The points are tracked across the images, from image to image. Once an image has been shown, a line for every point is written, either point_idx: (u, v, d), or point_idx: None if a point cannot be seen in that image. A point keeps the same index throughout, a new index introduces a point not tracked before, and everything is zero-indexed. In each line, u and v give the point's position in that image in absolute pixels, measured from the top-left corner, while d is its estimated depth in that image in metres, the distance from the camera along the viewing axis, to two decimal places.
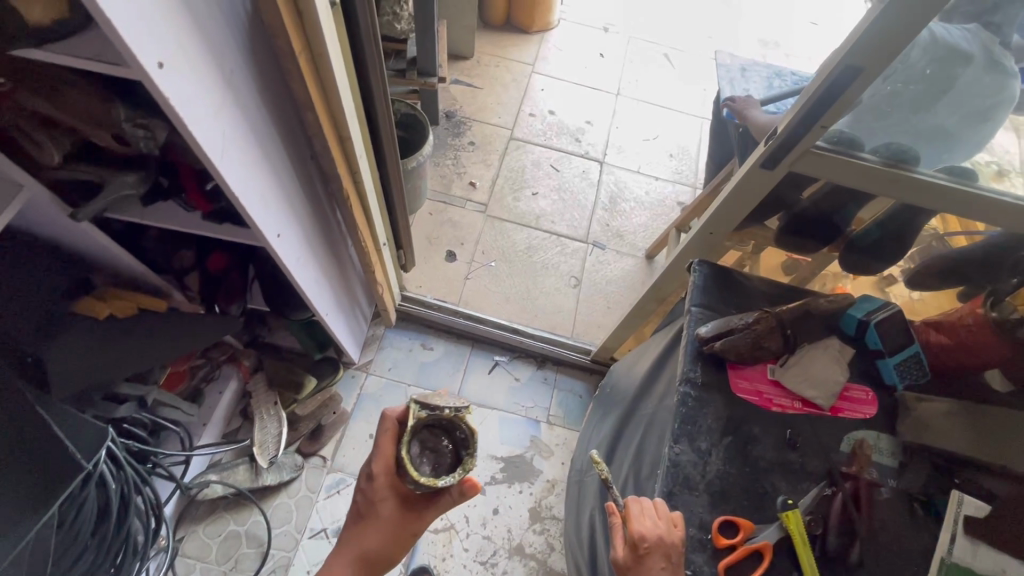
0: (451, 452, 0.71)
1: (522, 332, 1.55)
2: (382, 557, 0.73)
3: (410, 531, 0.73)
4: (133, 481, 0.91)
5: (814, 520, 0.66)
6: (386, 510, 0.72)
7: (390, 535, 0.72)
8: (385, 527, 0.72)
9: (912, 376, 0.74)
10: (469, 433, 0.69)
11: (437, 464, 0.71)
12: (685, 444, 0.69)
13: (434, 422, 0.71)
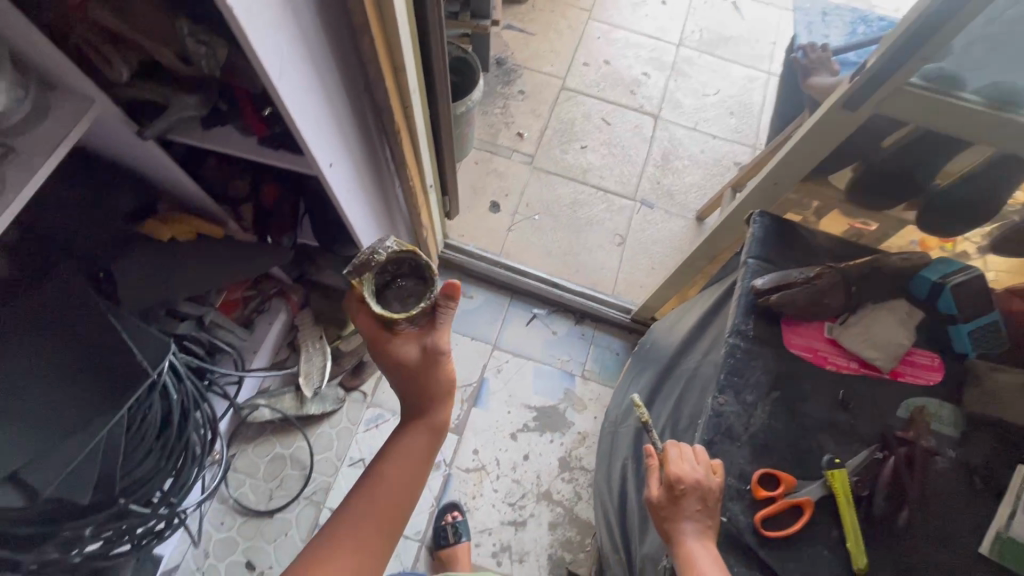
0: (417, 279, 0.73)
1: (562, 286, 1.55)
2: (426, 411, 0.76)
3: (441, 368, 0.74)
4: (193, 395, 0.97)
5: (860, 481, 0.64)
6: (411, 370, 0.75)
7: (429, 374, 0.74)
8: (418, 381, 0.74)
9: (987, 345, 0.69)
10: (391, 244, 0.68)
11: (409, 298, 0.73)
12: (730, 395, 0.68)
13: (381, 278, 0.72)
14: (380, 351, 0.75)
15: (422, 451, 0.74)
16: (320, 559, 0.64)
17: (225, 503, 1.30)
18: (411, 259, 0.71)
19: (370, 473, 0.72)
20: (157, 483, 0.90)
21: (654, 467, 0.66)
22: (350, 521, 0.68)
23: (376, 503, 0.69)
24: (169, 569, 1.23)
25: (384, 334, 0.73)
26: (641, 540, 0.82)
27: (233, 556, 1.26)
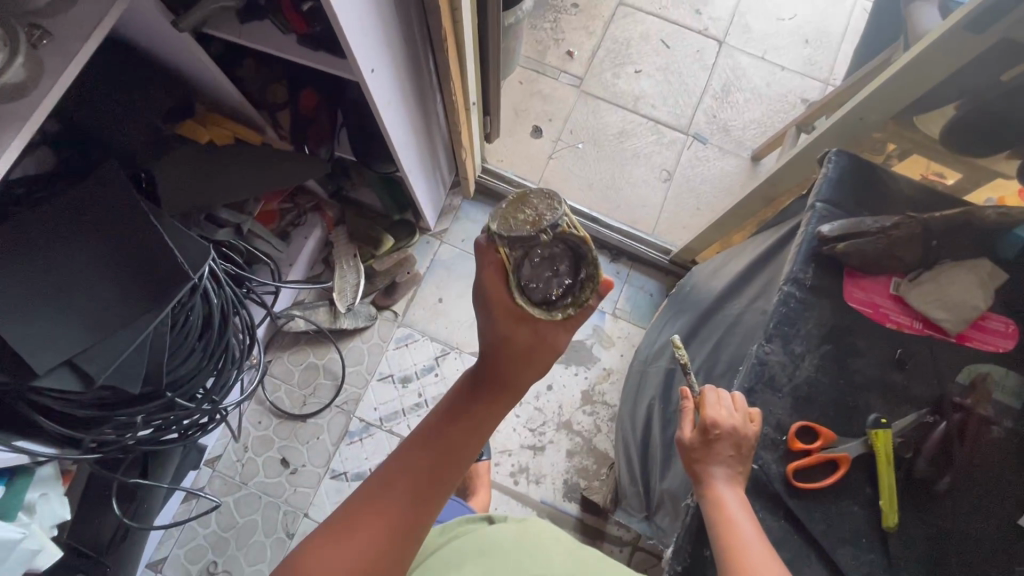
0: (569, 264, 0.68)
1: (600, 222, 1.49)
2: (506, 382, 0.67)
3: (543, 359, 0.67)
4: (232, 301, 0.98)
5: (905, 443, 0.61)
6: (512, 351, 0.66)
7: (527, 355, 0.66)
8: (513, 358, 0.66)
9: None
10: (561, 218, 0.64)
11: (547, 277, 0.67)
12: (777, 344, 0.64)
13: (529, 247, 0.65)
14: (495, 324, 0.66)
15: (488, 424, 0.66)
16: (361, 514, 0.60)
17: (262, 404, 1.38)
18: (573, 242, 0.67)
19: (427, 431, 0.65)
20: (201, 380, 0.94)
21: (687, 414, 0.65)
22: (397, 485, 0.61)
23: (427, 468, 0.63)
24: (213, 458, 1.34)
25: (512, 310, 0.65)
26: (662, 477, 0.83)
27: (270, 453, 1.35)
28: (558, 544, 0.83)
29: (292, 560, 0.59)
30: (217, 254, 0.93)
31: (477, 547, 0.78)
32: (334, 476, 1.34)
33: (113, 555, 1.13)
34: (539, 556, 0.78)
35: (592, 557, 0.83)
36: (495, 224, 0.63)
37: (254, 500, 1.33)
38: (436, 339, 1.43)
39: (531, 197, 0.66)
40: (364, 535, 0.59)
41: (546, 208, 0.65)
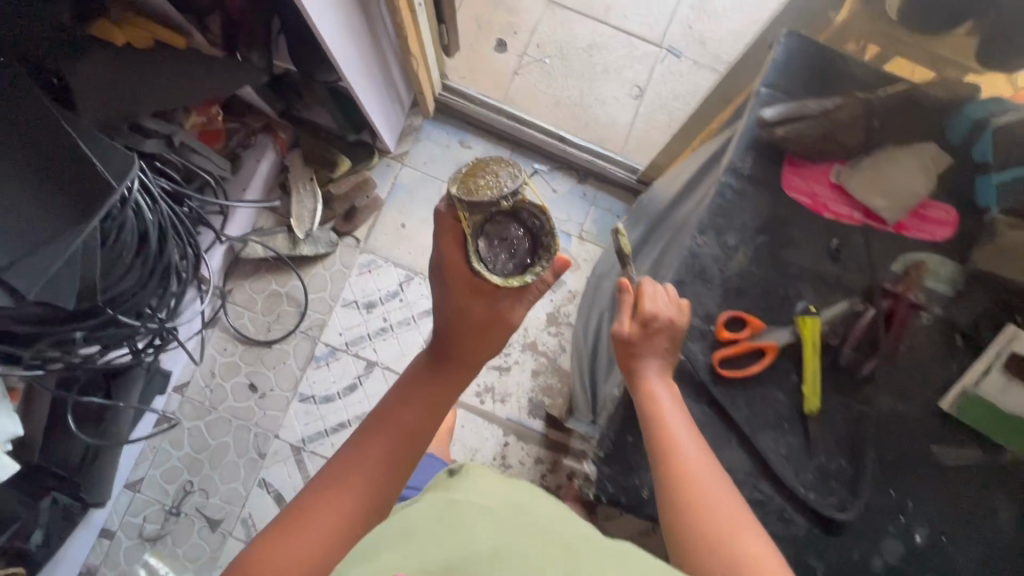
0: (527, 238, 0.69)
1: (567, 141, 1.43)
2: (458, 361, 0.73)
3: (496, 335, 0.74)
4: (170, 217, 0.94)
5: (831, 331, 0.64)
6: (468, 327, 0.72)
7: (479, 330, 0.72)
8: (465, 336, 0.72)
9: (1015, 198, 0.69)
10: (519, 188, 0.65)
11: (508, 249, 0.69)
12: (711, 237, 0.66)
13: (491, 215, 0.67)
14: (454, 298, 0.71)
15: (442, 403, 0.72)
16: (319, 500, 0.62)
17: (226, 332, 1.38)
18: (532, 214, 0.68)
19: (382, 413, 0.70)
20: (145, 297, 0.92)
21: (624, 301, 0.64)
22: (353, 469, 0.64)
23: (387, 445, 0.67)
24: (181, 385, 1.36)
25: (469, 282, 0.69)
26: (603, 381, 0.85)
27: (237, 378, 1.37)
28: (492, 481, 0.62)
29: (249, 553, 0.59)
30: (138, 160, 0.87)
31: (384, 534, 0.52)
32: (303, 400, 1.36)
33: (85, 474, 1.18)
34: (467, 511, 0.53)
35: (548, 504, 0.60)
36: (453, 187, 0.65)
37: (226, 423, 1.36)
38: (399, 266, 1.40)
39: (491, 162, 0.67)
40: (322, 521, 0.60)
41: (506, 174, 0.66)
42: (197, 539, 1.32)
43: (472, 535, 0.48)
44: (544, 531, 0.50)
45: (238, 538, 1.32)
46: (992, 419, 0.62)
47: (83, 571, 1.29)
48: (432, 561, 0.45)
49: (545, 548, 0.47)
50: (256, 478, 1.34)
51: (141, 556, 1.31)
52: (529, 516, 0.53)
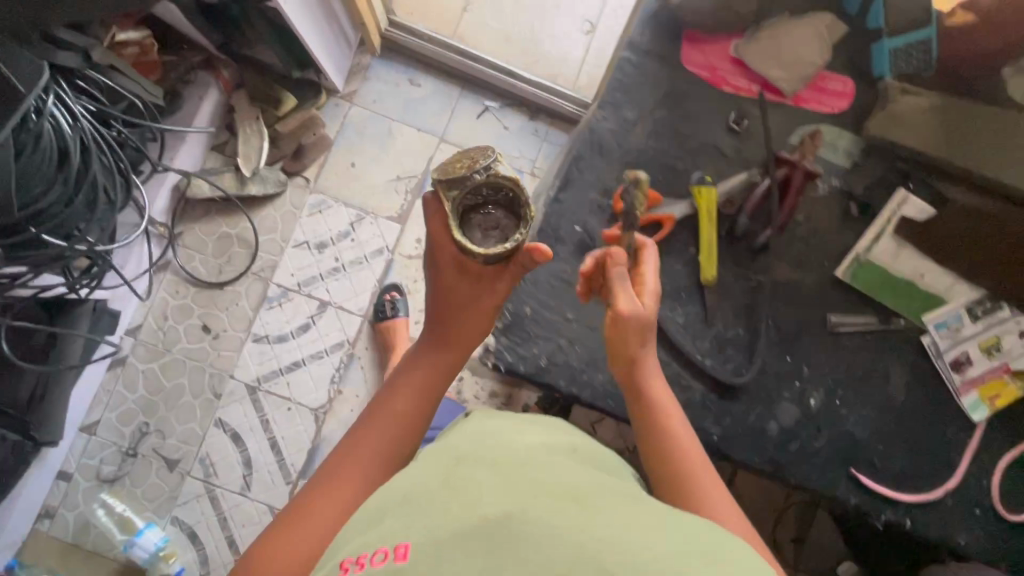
0: (508, 213, 0.75)
1: (517, 76, 1.41)
2: (441, 352, 0.81)
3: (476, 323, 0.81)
4: (93, 135, 0.93)
5: (726, 201, 0.91)
6: (451, 311, 0.81)
7: (459, 319, 0.81)
8: (447, 328, 0.81)
9: (894, 62, 0.94)
10: (490, 160, 0.71)
11: (493, 230, 0.75)
12: (612, 115, 0.94)
13: (471, 196, 0.74)
14: (441, 280, 0.80)
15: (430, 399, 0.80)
16: (318, 494, 0.68)
17: (178, 275, 1.37)
18: (508, 189, 0.72)
19: (372, 412, 0.77)
20: (71, 216, 0.91)
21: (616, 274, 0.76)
22: (349, 461, 0.71)
23: (378, 437, 0.73)
24: (134, 327, 1.36)
25: (458, 260, 0.78)
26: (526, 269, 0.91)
27: (190, 320, 1.36)
28: (504, 435, 0.67)
29: (253, 553, 0.63)
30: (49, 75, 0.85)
31: (397, 506, 0.55)
32: (256, 340, 1.37)
33: (36, 413, 1.16)
34: (476, 477, 0.56)
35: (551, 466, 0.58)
36: (434, 173, 0.72)
37: (180, 365, 1.36)
38: (350, 206, 1.40)
39: (468, 152, 0.74)
40: (322, 509, 0.66)
41: (481, 156, 0.72)
42: (155, 478, 1.33)
43: (483, 501, 0.51)
44: (554, 485, 0.54)
45: (196, 477, 1.33)
46: (876, 277, 0.91)
47: (43, 511, 1.31)
48: (449, 529, 0.48)
49: (554, 504, 0.50)
50: (212, 419, 1.35)
51: (98, 496, 1.32)
52: (541, 473, 0.57)
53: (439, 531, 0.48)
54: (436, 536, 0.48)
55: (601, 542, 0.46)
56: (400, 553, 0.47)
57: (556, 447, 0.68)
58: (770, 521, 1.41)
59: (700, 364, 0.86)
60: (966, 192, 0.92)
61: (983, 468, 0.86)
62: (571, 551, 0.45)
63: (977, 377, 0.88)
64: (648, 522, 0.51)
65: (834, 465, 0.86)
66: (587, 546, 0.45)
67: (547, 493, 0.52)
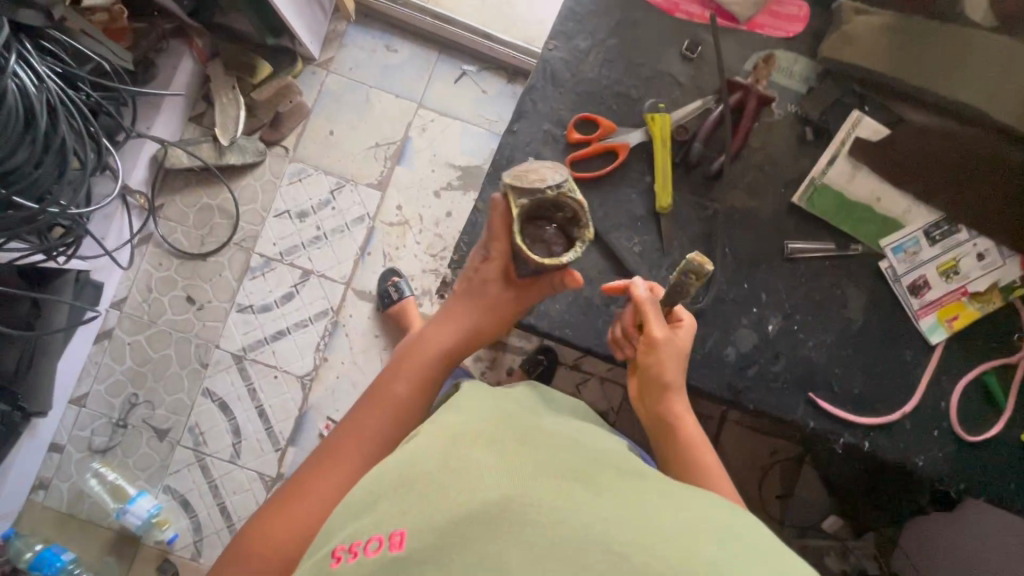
0: (564, 231, 0.71)
1: (494, 39, 1.40)
2: (448, 334, 0.81)
3: (495, 319, 0.82)
4: (60, 96, 0.93)
5: (683, 129, 0.89)
6: (473, 304, 0.82)
7: (476, 310, 0.81)
8: (465, 319, 0.82)
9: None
10: (562, 180, 0.66)
11: (547, 245, 0.72)
12: (564, 47, 0.93)
13: (538, 209, 0.71)
14: (476, 274, 0.81)
15: (435, 379, 0.80)
16: (313, 475, 0.70)
17: (160, 247, 1.38)
18: (573, 209, 0.68)
19: (375, 392, 0.77)
20: (42, 178, 0.92)
21: (652, 307, 0.75)
22: (345, 444, 0.72)
23: (380, 419, 0.74)
24: (120, 300, 1.37)
25: (502, 261, 0.79)
26: (479, 202, 0.89)
27: (174, 292, 1.37)
28: (500, 404, 0.64)
29: (252, 527, 0.68)
30: (8, 32, 0.85)
31: (390, 486, 0.51)
32: (241, 310, 1.37)
33: (24, 385, 1.17)
34: (472, 453, 0.52)
35: (549, 445, 0.55)
36: (506, 178, 0.69)
37: (166, 336, 1.37)
38: (330, 173, 1.40)
39: (542, 165, 0.71)
40: (317, 490, 0.68)
41: (552, 173, 0.68)
42: (146, 448, 1.35)
43: (482, 483, 0.48)
44: (552, 463, 0.52)
45: (186, 446, 1.35)
46: (833, 204, 0.89)
47: (37, 483, 1.32)
48: (448, 514, 0.45)
49: (556, 485, 0.48)
50: (200, 388, 1.36)
51: (90, 466, 1.34)
52: (540, 449, 0.54)
53: (434, 518, 0.45)
54: (432, 522, 0.45)
55: (601, 521, 0.45)
56: (396, 541, 0.45)
57: (556, 420, 0.65)
58: (756, 480, 1.41)
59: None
60: (929, 116, 0.88)
61: (943, 390, 0.86)
62: (573, 532, 0.44)
63: (936, 300, 0.86)
64: (650, 499, 0.50)
65: (794, 392, 0.85)
66: (591, 528, 0.44)
67: (549, 474, 0.50)
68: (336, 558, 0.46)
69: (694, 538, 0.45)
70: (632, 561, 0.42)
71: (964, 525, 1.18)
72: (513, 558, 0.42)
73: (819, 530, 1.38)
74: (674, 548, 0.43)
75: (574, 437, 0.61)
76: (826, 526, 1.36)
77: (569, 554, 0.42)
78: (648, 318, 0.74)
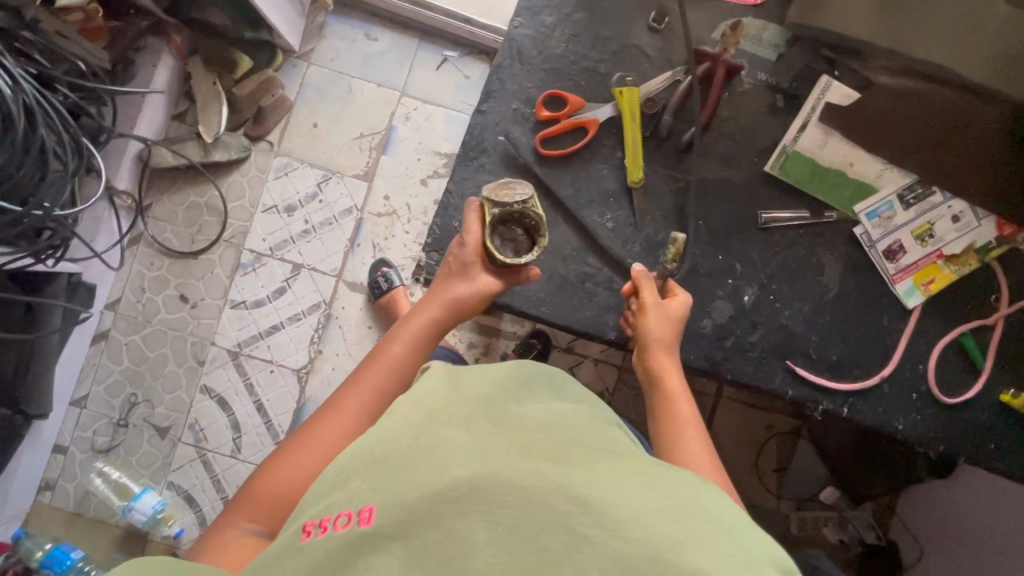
0: (526, 235, 0.83)
1: (474, 24, 1.39)
2: (439, 300, 0.81)
3: (477, 296, 0.81)
4: (36, 98, 0.93)
5: (649, 102, 0.89)
6: (457, 280, 0.81)
7: (459, 286, 0.81)
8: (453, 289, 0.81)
9: None
10: (528, 196, 0.77)
11: (511, 245, 0.83)
12: (529, 25, 0.92)
13: (506, 217, 0.81)
14: (457, 257, 0.81)
15: (423, 350, 0.79)
16: (311, 431, 0.70)
17: (150, 247, 1.38)
18: (534, 220, 0.79)
19: (372, 354, 0.77)
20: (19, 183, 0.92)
21: (647, 282, 0.80)
22: (344, 401, 0.72)
23: (375, 378, 0.74)
24: (113, 301, 1.38)
25: (478, 252, 0.80)
26: (450, 185, 0.88)
27: (167, 291, 1.38)
28: (495, 380, 0.63)
29: (254, 479, 0.68)
30: None
31: (363, 462, 0.51)
32: (234, 306, 1.38)
33: (24, 389, 1.17)
34: (448, 431, 0.52)
35: (524, 421, 0.55)
36: (483, 189, 0.78)
37: (161, 335, 1.38)
38: (315, 166, 1.40)
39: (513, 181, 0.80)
40: (315, 444, 0.69)
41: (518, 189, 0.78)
42: (147, 446, 1.36)
43: (453, 461, 0.47)
44: (530, 443, 0.51)
45: (187, 442, 1.36)
46: (804, 171, 0.88)
47: (43, 484, 1.35)
48: (417, 491, 0.45)
49: (528, 463, 0.47)
50: (198, 385, 1.38)
51: (94, 465, 1.36)
52: (517, 428, 0.53)
53: (405, 495, 0.45)
54: (402, 499, 0.45)
55: (569, 497, 0.44)
56: (364, 516, 0.45)
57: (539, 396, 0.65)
58: (752, 452, 1.41)
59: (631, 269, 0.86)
60: (900, 80, 0.87)
61: (921, 354, 0.86)
62: (538, 512, 0.43)
63: (911, 264, 0.86)
64: (625, 480, 0.48)
65: (772, 362, 0.85)
66: (556, 507, 0.44)
67: (523, 454, 0.49)
68: (305, 532, 0.47)
69: (660, 516, 0.45)
70: (594, 539, 0.42)
71: (954, 488, 1.20)
72: (478, 534, 0.42)
73: (815, 501, 1.37)
74: (639, 524, 0.43)
75: (560, 419, 0.60)
76: (823, 497, 1.36)
77: (532, 534, 0.43)
78: (642, 285, 0.80)
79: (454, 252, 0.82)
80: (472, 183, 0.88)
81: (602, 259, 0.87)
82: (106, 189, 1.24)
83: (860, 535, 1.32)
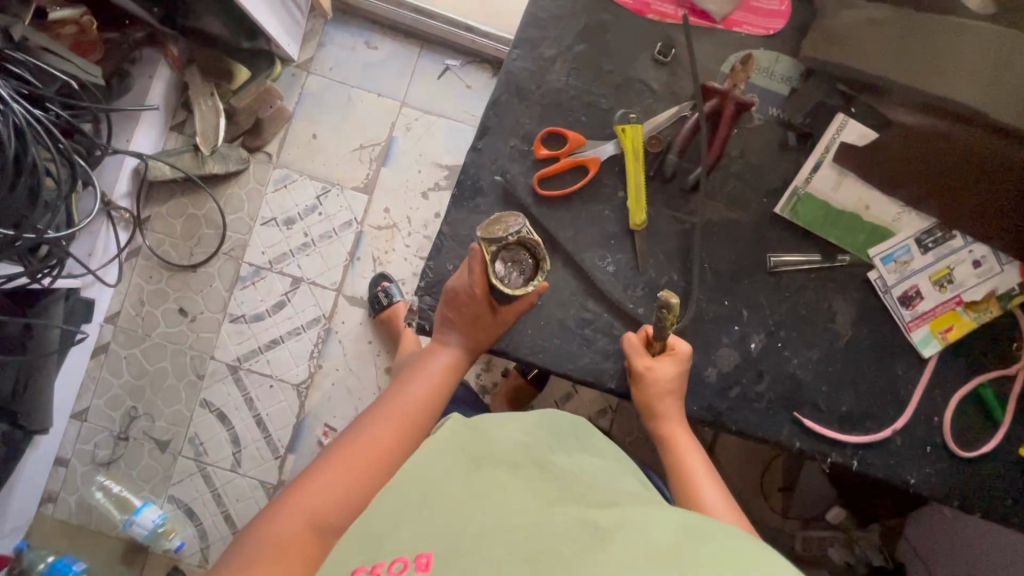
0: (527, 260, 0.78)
1: (475, 31, 1.35)
2: (469, 326, 0.79)
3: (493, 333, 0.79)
4: (27, 119, 0.91)
5: (653, 142, 0.86)
6: (474, 320, 0.79)
7: (475, 325, 0.78)
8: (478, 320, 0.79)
9: None
10: (521, 226, 0.74)
11: (515, 271, 0.77)
12: (527, 56, 0.89)
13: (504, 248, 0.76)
14: (466, 300, 0.78)
15: (447, 388, 0.77)
16: (349, 444, 0.67)
17: (149, 260, 1.37)
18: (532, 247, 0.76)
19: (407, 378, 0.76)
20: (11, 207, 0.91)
21: (633, 347, 0.79)
22: (382, 419, 0.70)
23: (411, 399, 0.72)
24: (112, 315, 1.37)
25: (485, 295, 0.77)
26: (444, 227, 0.86)
27: (166, 305, 1.37)
28: (529, 430, 0.66)
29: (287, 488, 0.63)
30: None
31: (411, 509, 0.53)
32: (234, 320, 1.37)
33: (22, 404, 1.17)
34: (497, 480, 0.55)
35: (560, 475, 0.57)
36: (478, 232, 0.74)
37: (161, 349, 1.37)
38: (315, 177, 1.38)
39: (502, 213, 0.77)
40: (355, 455, 0.65)
41: (508, 223, 0.75)
42: (149, 460, 1.36)
43: (505, 510, 0.50)
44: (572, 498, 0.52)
45: (187, 456, 1.36)
46: (816, 214, 0.85)
47: (46, 496, 1.35)
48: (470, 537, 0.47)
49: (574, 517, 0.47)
50: (198, 399, 1.37)
51: (96, 479, 1.36)
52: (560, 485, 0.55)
53: (456, 542, 0.47)
54: (455, 546, 0.46)
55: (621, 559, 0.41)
56: (421, 563, 0.46)
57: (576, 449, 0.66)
58: (759, 468, 1.38)
59: (634, 314, 0.84)
60: (918, 116, 0.83)
61: (936, 403, 0.83)
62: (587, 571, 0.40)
63: (928, 311, 0.83)
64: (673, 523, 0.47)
65: (779, 412, 0.83)
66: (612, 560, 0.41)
67: (570, 503, 0.51)
68: None
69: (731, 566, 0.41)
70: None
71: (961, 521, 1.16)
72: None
73: (821, 520, 1.35)
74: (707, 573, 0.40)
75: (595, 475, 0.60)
76: (829, 516, 1.34)
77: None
78: (631, 353, 0.79)
79: (463, 298, 0.78)
80: (467, 225, 0.86)
81: (603, 304, 0.84)
82: (104, 206, 1.23)
83: (867, 558, 1.29)
